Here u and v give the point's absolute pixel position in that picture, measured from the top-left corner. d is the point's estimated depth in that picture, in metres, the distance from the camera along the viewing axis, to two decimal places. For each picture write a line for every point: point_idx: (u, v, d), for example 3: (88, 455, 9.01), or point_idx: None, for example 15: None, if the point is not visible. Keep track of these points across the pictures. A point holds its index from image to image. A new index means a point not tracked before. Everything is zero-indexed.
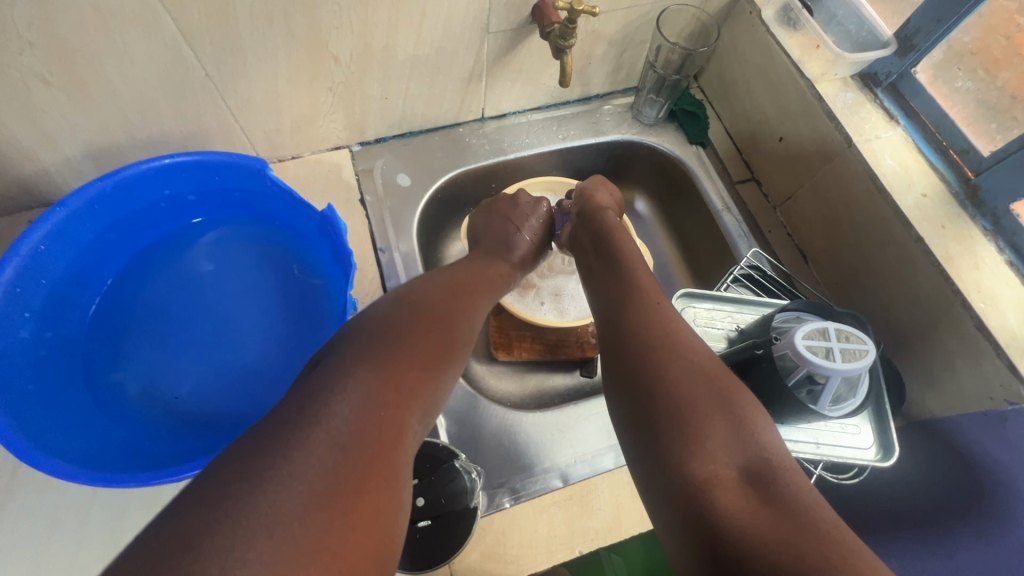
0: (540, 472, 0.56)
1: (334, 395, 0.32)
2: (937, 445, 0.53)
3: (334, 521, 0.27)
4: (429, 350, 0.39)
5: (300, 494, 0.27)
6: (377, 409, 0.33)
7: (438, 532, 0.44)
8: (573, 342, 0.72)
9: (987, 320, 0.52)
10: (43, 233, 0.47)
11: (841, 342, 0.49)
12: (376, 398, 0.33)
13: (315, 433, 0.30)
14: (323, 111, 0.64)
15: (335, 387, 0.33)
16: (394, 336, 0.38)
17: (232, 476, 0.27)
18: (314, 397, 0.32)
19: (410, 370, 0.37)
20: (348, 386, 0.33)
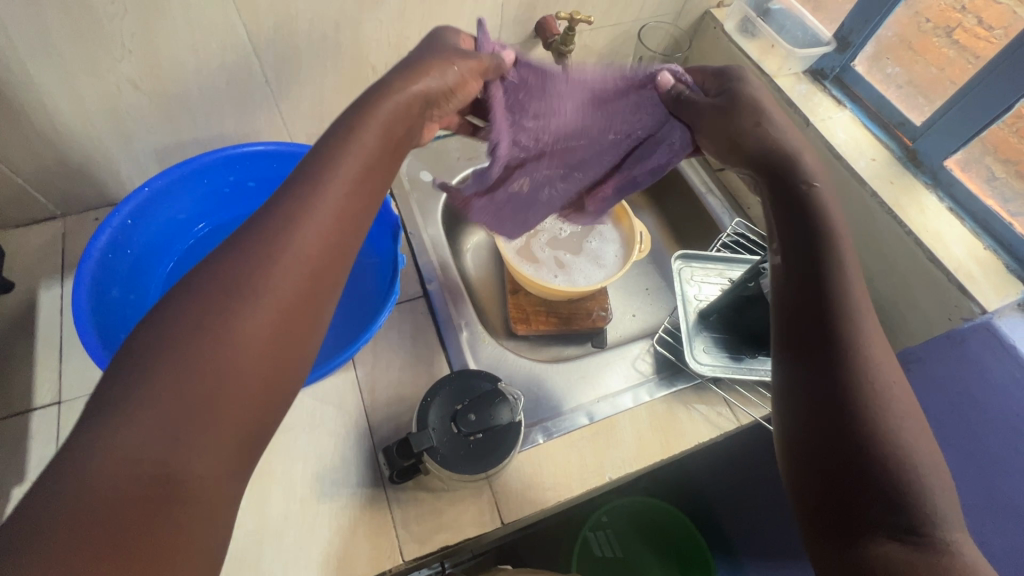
0: (567, 412, 0.62)
1: (170, 353, 0.29)
2: (934, 387, 0.63)
3: (117, 535, 0.26)
4: (261, 319, 0.32)
5: (88, 511, 0.26)
6: (197, 399, 0.29)
7: (489, 444, 0.50)
8: (584, 313, 0.79)
9: (937, 253, 0.61)
10: (131, 208, 0.54)
11: None
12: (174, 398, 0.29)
13: (141, 405, 0.28)
14: None
15: (128, 387, 0.28)
16: (249, 283, 0.32)
17: (63, 469, 0.26)
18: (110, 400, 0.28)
19: (251, 346, 0.31)
20: (138, 388, 0.28)
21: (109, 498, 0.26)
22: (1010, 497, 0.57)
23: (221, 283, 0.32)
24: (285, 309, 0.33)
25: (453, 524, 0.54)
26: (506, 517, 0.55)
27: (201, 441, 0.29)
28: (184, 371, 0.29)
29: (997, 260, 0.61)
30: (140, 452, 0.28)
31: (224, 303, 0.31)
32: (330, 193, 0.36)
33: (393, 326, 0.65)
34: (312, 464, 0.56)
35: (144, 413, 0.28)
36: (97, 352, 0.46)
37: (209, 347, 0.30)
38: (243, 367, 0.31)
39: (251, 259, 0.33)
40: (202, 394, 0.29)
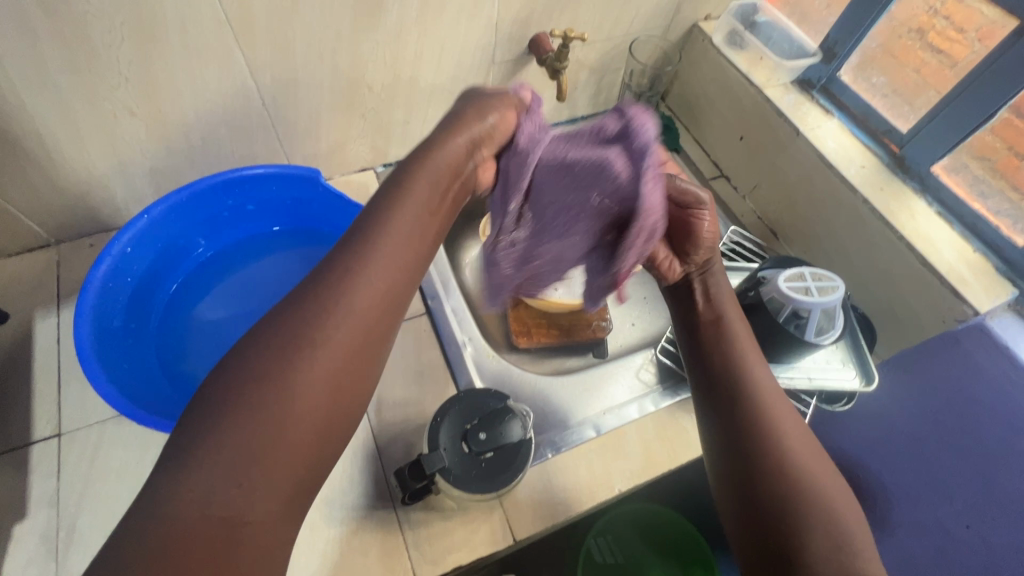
0: (574, 425, 0.62)
1: (247, 391, 0.32)
2: (930, 388, 0.66)
3: (198, 559, 0.28)
4: (329, 359, 0.34)
5: (171, 536, 0.28)
6: (269, 433, 0.32)
7: (506, 462, 0.50)
8: (585, 324, 0.79)
9: (929, 257, 0.63)
10: (131, 236, 0.53)
11: (816, 282, 0.60)
12: (251, 432, 0.31)
13: (221, 439, 0.30)
14: (354, 136, 0.73)
15: (210, 421, 0.31)
16: (315, 324, 0.35)
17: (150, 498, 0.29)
18: (195, 433, 0.31)
19: (319, 384, 0.34)
20: (219, 423, 0.31)
21: (190, 525, 0.28)
22: (1008, 493, 0.59)
23: (290, 326, 0.35)
24: (344, 355, 0.35)
25: (466, 544, 0.54)
26: (518, 535, 0.55)
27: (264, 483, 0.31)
28: (253, 416, 0.31)
29: (986, 263, 0.62)
30: (209, 493, 0.29)
31: (296, 344, 0.34)
32: (388, 244, 0.40)
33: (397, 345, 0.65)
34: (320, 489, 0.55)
35: (225, 445, 0.30)
36: (104, 386, 0.46)
37: (275, 394, 0.32)
38: (310, 402, 0.33)
39: (312, 309, 0.35)
40: (268, 437, 0.31)
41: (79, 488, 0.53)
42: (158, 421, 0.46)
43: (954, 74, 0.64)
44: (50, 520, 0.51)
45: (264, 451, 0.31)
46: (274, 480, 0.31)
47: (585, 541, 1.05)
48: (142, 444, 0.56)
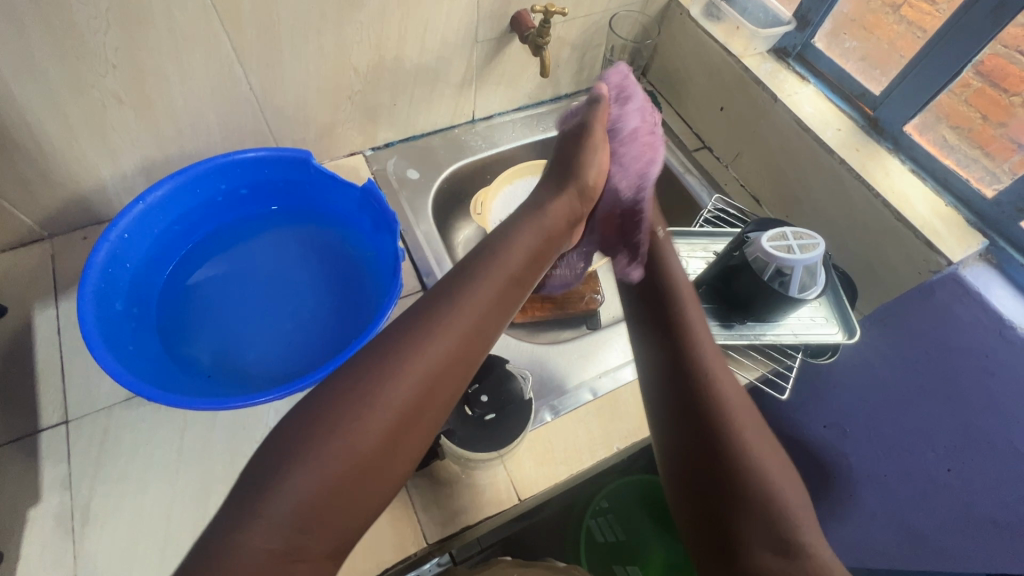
0: (571, 390, 0.64)
1: (329, 430, 0.38)
2: (909, 339, 0.69)
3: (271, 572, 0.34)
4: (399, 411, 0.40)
5: (255, 552, 0.34)
6: (345, 471, 0.37)
7: (505, 423, 0.52)
8: (576, 297, 0.81)
9: (904, 212, 0.65)
10: (127, 222, 0.54)
11: (798, 240, 0.62)
12: (331, 471, 0.37)
13: (306, 468, 0.36)
14: (342, 119, 0.74)
15: (299, 453, 0.37)
16: (389, 374, 0.41)
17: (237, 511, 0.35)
18: (283, 460, 0.36)
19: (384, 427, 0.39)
20: (306, 458, 0.36)
21: (268, 545, 0.34)
22: (993, 432, 0.63)
23: (373, 375, 0.41)
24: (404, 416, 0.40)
25: (473, 504, 0.56)
26: (524, 495, 0.57)
27: (366, 477, 0.38)
28: (360, 428, 0.38)
29: (957, 215, 0.65)
30: (283, 521, 0.35)
31: (377, 393, 0.40)
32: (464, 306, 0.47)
33: None
34: None
35: (313, 473, 0.36)
36: (110, 363, 0.47)
37: (379, 411, 0.39)
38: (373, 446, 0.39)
39: (415, 348, 0.43)
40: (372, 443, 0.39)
41: (91, 472, 0.54)
42: (166, 396, 0.47)
43: (921, 41, 0.66)
44: (64, 502, 0.53)
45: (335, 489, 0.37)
46: (338, 513, 0.37)
47: (586, 522, 1.12)
48: (150, 427, 0.57)
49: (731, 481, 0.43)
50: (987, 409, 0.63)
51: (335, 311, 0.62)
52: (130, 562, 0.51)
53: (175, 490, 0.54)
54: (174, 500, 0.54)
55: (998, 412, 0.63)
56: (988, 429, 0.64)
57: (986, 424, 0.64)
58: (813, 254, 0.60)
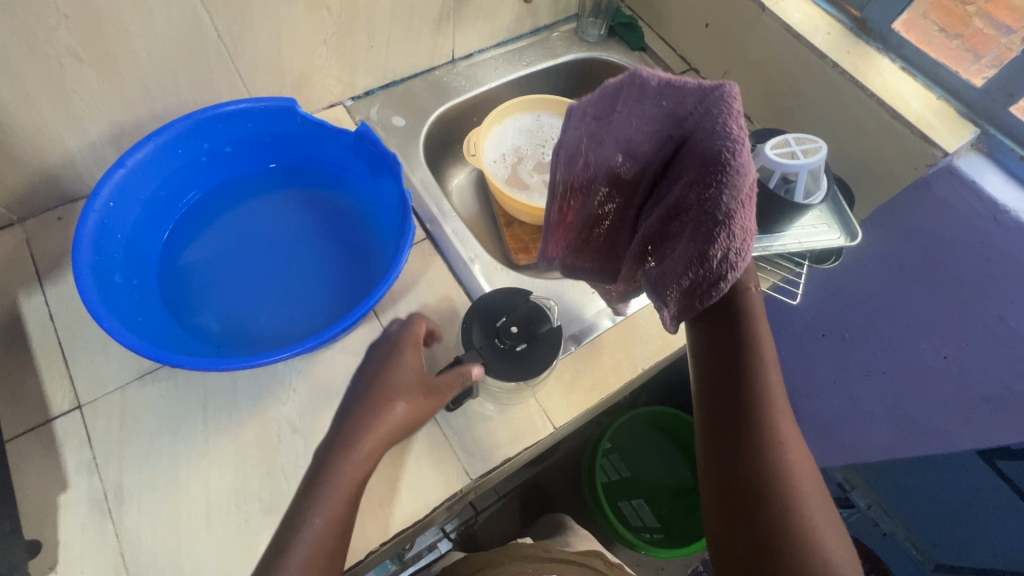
0: (590, 319, 0.65)
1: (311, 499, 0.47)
2: (906, 236, 0.72)
3: None
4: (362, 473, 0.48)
5: None
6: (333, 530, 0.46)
7: (540, 351, 0.52)
8: None
9: (899, 109, 0.66)
10: (109, 189, 0.51)
11: (801, 146, 0.62)
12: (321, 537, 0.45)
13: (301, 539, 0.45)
14: (319, 66, 0.70)
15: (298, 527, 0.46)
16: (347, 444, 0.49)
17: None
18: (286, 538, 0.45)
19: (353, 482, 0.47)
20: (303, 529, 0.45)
21: None
22: (994, 312, 0.67)
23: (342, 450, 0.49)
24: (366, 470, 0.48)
25: (511, 436, 0.56)
26: (558, 424, 0.58)
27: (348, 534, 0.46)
28: None
29: (949, 108, 0.66)
30: None
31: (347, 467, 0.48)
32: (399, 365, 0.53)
33: (405, 273, 0.65)
34: None
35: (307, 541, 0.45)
36: (118, 330, 0.45)
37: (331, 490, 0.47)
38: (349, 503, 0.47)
39: (359, 425, 0.49)
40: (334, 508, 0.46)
41: (116, 454, 0.52)
42: (184, 359, 0.46)
43: None
44: (94, 484, 0.51)
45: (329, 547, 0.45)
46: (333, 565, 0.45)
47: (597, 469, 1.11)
48: (170, 402, 0.55)
49: (767, 506, 0.41)
50: (985, 293, 0.67)
51: (344, 266, 0.59)
52: (174, 533, 0.50)
53: (207, 459, 0.53)
54: (208, 470, 0.52)
55: (995, 295, 0.66)
56: (989, 312, 0.67)
57: (987, 306, 0.67)
58: (817, 158, 0.60)
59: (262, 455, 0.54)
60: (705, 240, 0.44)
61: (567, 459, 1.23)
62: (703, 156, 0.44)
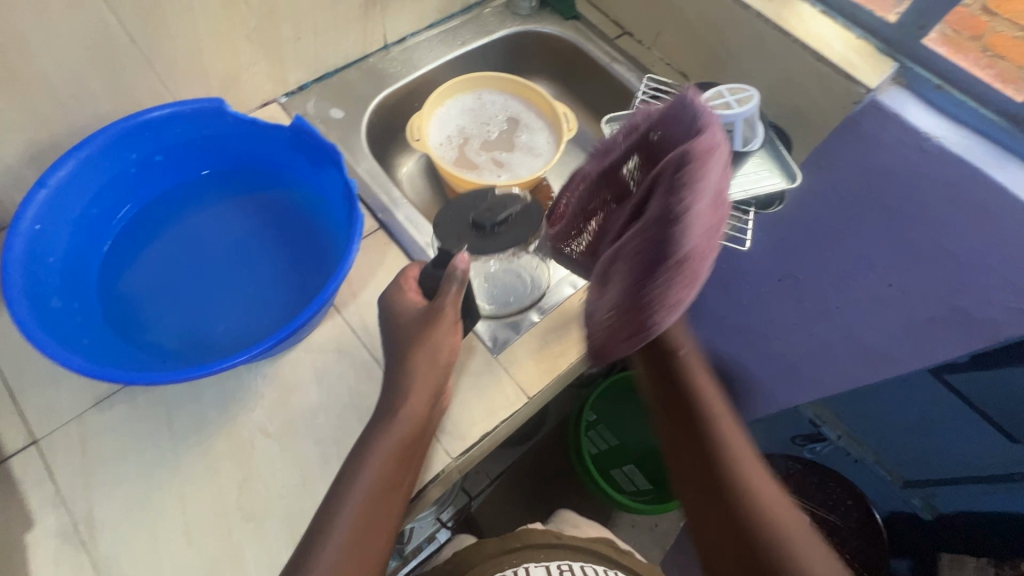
0: (552, 287, 0.66)
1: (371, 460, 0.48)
2: (843, 174, 0.75)
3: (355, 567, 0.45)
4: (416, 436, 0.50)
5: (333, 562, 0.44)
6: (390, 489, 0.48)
7: (515, 230, 0.55)
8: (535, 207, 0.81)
9: (822, 51, 0.68)
10: (33, 212, 0.49)
11: (734, 96, 0.64)
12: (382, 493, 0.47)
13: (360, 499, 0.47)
14: (245, 63, 0.67)
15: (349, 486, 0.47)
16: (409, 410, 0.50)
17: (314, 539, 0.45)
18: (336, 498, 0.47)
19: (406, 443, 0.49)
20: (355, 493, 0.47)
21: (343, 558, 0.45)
22: (929, 237, 0.71)
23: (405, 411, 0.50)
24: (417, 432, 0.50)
25: (487, 411, 0.57)
26: (533, 393, 0.59)
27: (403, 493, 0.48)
28: None
29: (869, 46, 0.69)
30: None
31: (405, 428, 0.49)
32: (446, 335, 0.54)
33: (363, 265, 0.65)
34: (336, 409, 0.56)
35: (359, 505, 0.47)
36: (59, 353, 0.43)
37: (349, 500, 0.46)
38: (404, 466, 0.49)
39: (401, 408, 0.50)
40: (358, 511, 0.46)
41: (84, 483, 0.51)
42: (134, 375, 0.44)
43: None
44: (62, 517, 0.49)
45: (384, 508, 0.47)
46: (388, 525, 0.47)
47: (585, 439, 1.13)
48: (133, 424, 0.53)
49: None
50: (919, 220, 0.70)
51: (296, 265, 0.58)
52: (155, 554, 0.49)
53: (179, 476, 0.52)
54: (184, 487, 0.51)
55: (927, 220, 0.70)
56: (923, 237, 0.71)
57: (922, 232, 0.71)
58: (750, 106, 0.62)
59: (236, 464, 0.53)
60: (649, 272, 0.40)
61: (556, 434, 1.25)
62: (670, 187, 0.41)
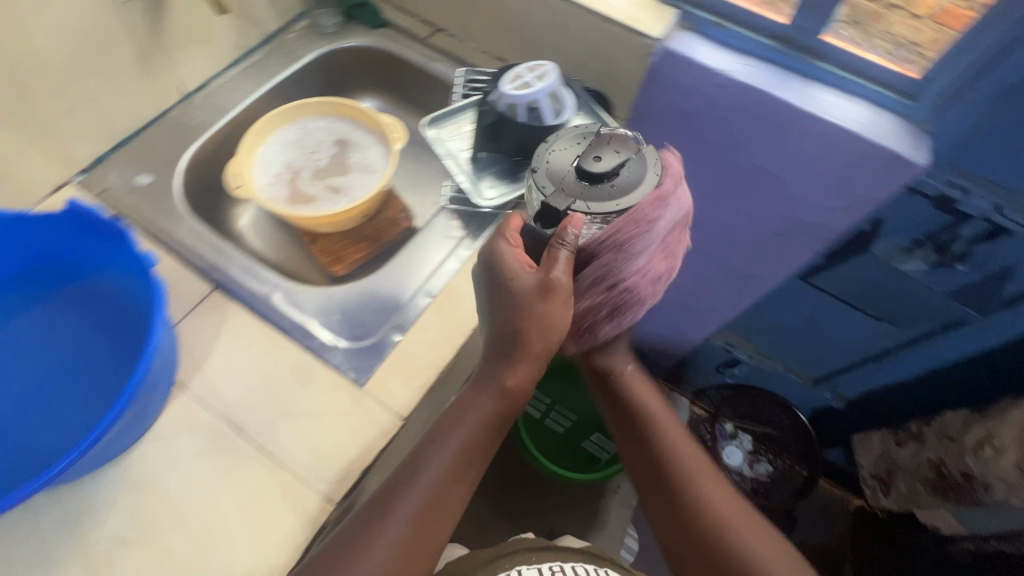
0: (409, 301, 0.65)
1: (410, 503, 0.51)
2: (664, 121, 0.78)
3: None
4: (459, 471, 0.53)
5: None
6: (427, 526, 0.51)
7: (632, 180, 0.51)
8: (388, 224, 0.80)
9: (608, 14, 0.71)
10: None
11: (532, 73, 0.65)
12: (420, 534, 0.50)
13: (399, 541, 0.50)
14: (13, 152, 0.61)
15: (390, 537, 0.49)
16: (457, 450, 0.53)
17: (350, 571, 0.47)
18: (358, 549, 0.48)
19: (446, 478, 0.52)
20: (396, 538, 0.50)
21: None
22: (751, 162, 0.75)
23: (452, 451, 0.53)
24: (456, 467, 0.53)
25: (363, 445, 0.56)
26: (405, 414, 0.58)
27: (432, 532, 0.52)
28: None
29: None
30: None
31: (453, 469, 0.53)
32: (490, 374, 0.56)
33: (202, 332, 0.61)
34: (198, 492, 0.52)
35: (387, 553, 0.49)
36: None
37: (403, 519, 0.50)
38: (442, 499, 0.52)
39: (433, 454, 0.53)
40: (405, 528, 0.50)
41: None
42: None
43: None
44: None
45: (414, 547, 0.50)
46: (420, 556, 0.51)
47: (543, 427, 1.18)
48: None
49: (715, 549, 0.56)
50: (736, 149, 0.75)
51: (125, 359, 0.57)
52: None
53: None
54: None
55: (743, 148, 0.74)
56: (747, 163, 0.76)
57: (742, 159, 0.76)
58: (547, 82, 0.64)
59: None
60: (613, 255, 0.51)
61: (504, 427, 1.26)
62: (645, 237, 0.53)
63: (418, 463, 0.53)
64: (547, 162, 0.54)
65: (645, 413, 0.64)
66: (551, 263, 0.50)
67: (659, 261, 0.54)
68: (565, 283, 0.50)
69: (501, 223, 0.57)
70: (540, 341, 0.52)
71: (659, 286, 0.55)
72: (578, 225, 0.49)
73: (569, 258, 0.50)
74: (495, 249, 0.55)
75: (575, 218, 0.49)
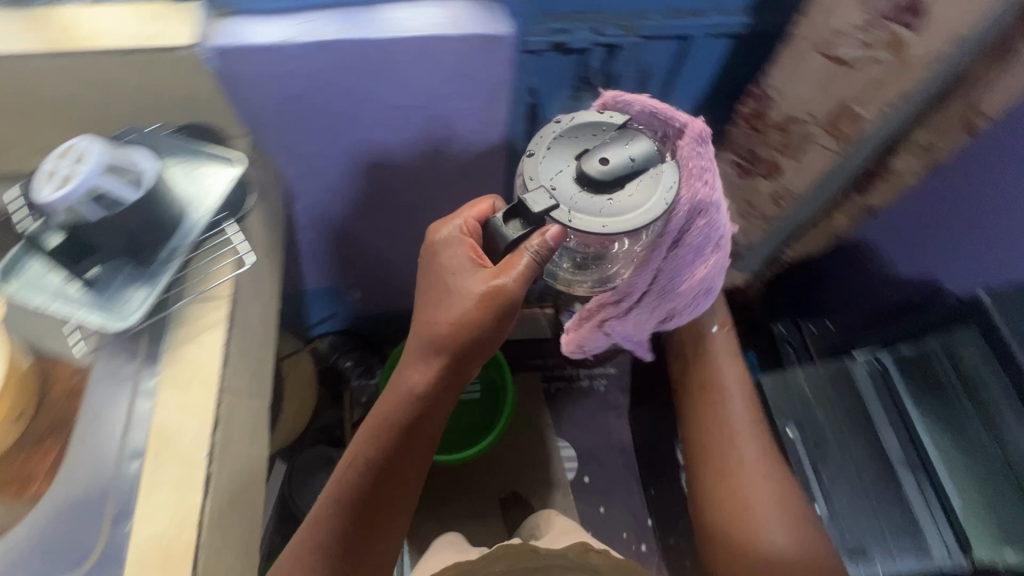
0: (118, 475, 0.55)
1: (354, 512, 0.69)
2: (282, 115, 0.70)
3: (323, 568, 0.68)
4: (400, 475, 0.71)
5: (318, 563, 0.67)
6: (362, 526, 0.69)
7: (646, 190, 0.59)
8: (62, 400, 0.64)
9: (122, 46, 0.59)
10: None
11: (63, 163, 0.52)
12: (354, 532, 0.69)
13: (332, 530, 0.69)
14: None
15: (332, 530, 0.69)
16: (393, 466, 0.71)
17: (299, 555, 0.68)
18: (316, 543, 0.68)
19: (370, 485, 0.70)
20: (334, 530, 0.69)
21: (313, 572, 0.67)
22: (386, 106, 0.71)
23: (383, 453, 0.70)
24: (385, 471, 0.70)
25: None
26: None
27: (371, 526, 0.70)
28: None
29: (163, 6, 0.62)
30: None
31: (388, 469, 0.70)
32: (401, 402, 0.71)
33: None
34: None
35: (331, 539, 0.68)
36: None
37: (337, 522, 0.69)
38: (359, 503, 0.70)
39: (372, 465, 0.70)
40: (349, 532, 0.69)
41: None
42: None
43: None
44: None
45: (346, 538, 0.69)
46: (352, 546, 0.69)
47: None
48: None
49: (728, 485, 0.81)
50: (363, 101, 0.70)
51: None
52: None
53: None
54: None
55: (368, 97, 0.70)
56: (383, 109, 0.72)
57: (377, 108, 0.71)
58: (85, 161, 0.51)
59: None
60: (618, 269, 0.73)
61: None
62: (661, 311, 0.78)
63: (360, 472, 0.70)
64: (548, 176, 0.60)
65: (714, 367, 0.89)
66: (506, 262, 0.63)
67: (697, 283, 0.73)
68: (513, 288, 0.63)
69: (471, 204, 0.71)
70: (463, 333, 0.66)
71: (644, 298, 0.74)
72: (555, 237, 0.60)
73: (512, 279, 0.63)
74: (442, 235, 0.69)
75: (551, 229, 0.60)
